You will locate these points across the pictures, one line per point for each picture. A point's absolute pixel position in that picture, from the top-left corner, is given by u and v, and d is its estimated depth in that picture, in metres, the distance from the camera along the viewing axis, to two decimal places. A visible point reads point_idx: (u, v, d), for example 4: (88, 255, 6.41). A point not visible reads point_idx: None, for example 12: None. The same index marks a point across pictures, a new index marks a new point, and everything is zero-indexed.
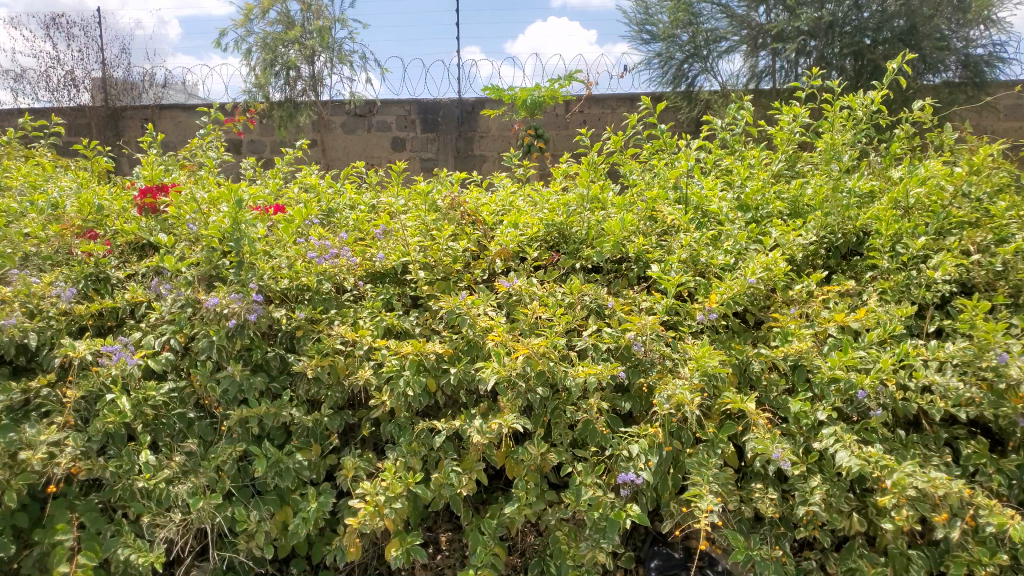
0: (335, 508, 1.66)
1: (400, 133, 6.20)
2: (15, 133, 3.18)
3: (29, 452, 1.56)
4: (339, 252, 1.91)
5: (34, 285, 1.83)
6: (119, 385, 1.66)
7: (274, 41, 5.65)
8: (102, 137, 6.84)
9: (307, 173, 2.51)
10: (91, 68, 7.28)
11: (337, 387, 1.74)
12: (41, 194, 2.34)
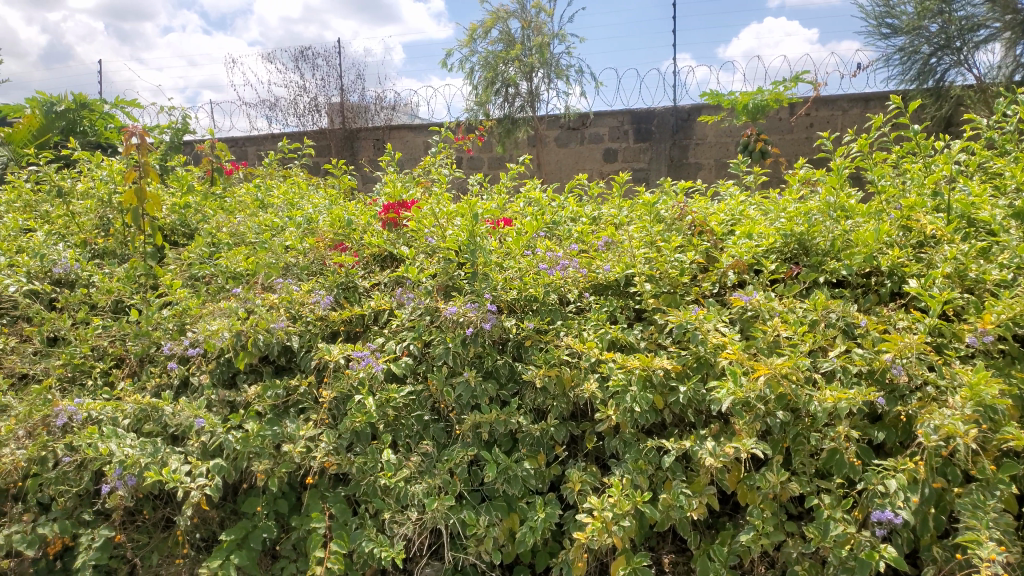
0: (562, 520, 1.66)
1: (613, 143, 6.20)
2: (276, 157, 3.57)
3: (291, 445, 1.74)
4: (568, 263, 1.94)
5: (296, 293, 2.03)
6: (367, 386, 1.80)
7: (496, 59, 5.83)
8: (341, 156, 7.51)
9: (531, 188, 2.56)
10: (331, 94, 8.03)
11: (564, 397, 1.73)
12: (298, 210, 2.60)
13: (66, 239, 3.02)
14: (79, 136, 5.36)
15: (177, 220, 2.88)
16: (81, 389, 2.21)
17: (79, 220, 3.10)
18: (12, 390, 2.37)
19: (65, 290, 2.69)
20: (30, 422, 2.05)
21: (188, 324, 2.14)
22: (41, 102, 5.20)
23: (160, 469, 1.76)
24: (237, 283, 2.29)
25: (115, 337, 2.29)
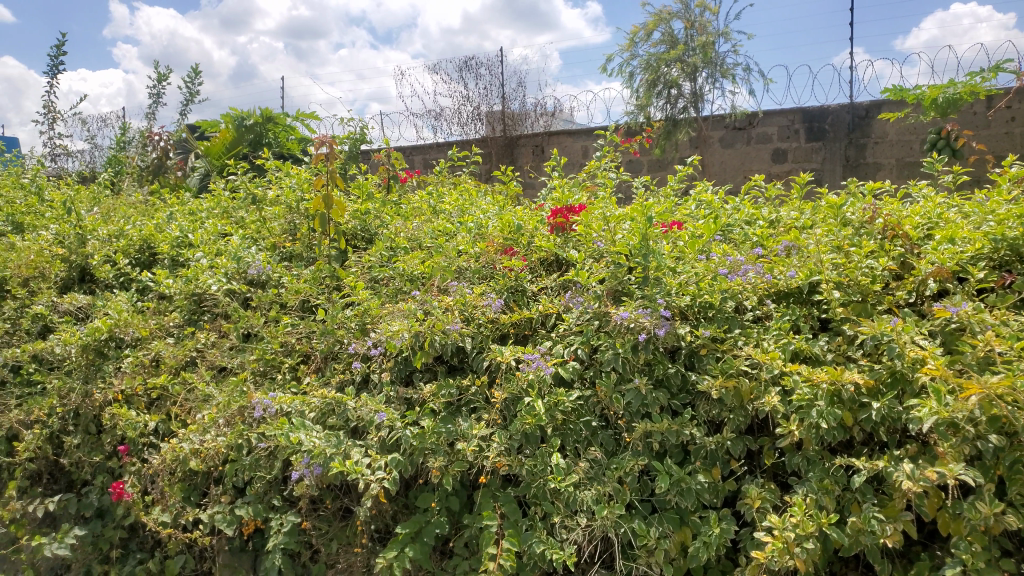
0: (738, 538, 1.59)
1: (782, 143, 5.92)
2: (447, 165, 3.70)
3: (464, 444, 1.78)
4: (751, 269, 1.87)
5: (469, 295, 2.08)
6: (536, 389, 1.80)
7: (658, 61, 5.79)
8: (501, 163, 7.65)
9: (703, 191, 2.49)
10: (493, 102, 8.21)
11: (741, 410, 1.66)
12: (469, 216, 2.68)
13: (258, 242, 3.29)
14: (265, 148, 5.78)
15: (358, 225, 3.04)
16: (273, 381, 2.40)
17: (270, 225, 3.36)
18: (215, 381, 2.63)
19: (259, 289, 2.93)
20: (230, 411, 2.26)
21: (368, 323, 2.26)
22: (234, 117, 5.72)
23: (344, 460, 1.86)
24: (414, 285, 2.39)
25: (302, 334, 2.45)
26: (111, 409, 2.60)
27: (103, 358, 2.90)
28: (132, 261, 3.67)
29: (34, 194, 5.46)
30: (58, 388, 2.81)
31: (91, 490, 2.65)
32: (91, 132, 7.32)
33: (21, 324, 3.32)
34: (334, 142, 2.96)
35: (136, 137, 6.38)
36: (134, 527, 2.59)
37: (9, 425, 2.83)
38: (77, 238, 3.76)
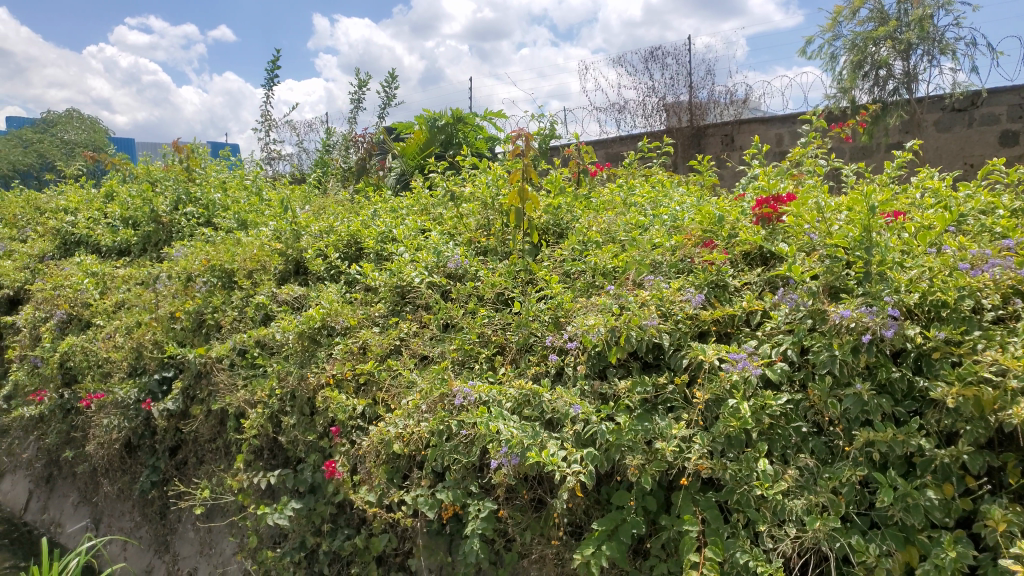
0: (977, 563, 1.42)
1: (1011, 125, 5.28)
2: (638, 156, 3.65)
3: (664, 443, 1.73)
4: (998, 263, 1.67)
5: (668, 291, 2.03)
6: (741, 390, 1.72)
7: (865, 41, 5.53)
8: (688, 154, 7.44)
9: (927, 177, 2.27)
10: (680, 92, 8.03)
11: (981, 421, 1.48)
12: (664, 208, 2.62)
13: (455, 237, 3.42)
14: (454, 148, 5.98)
15: (550, 219, 3.08)
16: (471, 371, 2.47)
17: (466, 221, 3.49)
18: (417, 369, 2.77)
19: (457, 283, 3.08)
20: (433, 398, 2.37)
21: (562, 317, 2.28)
22: (427, 118, 5.98)
23: (540, 453, 1.87)
24: (607, 279, 2.37)
25: (498, 327, 2.54)
26: (324, 392, 2.80)
27: (316, 345, 3.12)
28: (341, 255, 3.94)
29: (256, 195, 6.02)
30: (278, 371, 3.07)
31: (306, 467, 2.87)
32: (301, 136, 7.97)
33: (247, 312, 3.67)
34: (529, 135, 3.11)
35: (341, 141, 6.86)
36: (343, 504, 2.78)
37: (237, 403, 3.13)
38: (294, 234, 4.11)
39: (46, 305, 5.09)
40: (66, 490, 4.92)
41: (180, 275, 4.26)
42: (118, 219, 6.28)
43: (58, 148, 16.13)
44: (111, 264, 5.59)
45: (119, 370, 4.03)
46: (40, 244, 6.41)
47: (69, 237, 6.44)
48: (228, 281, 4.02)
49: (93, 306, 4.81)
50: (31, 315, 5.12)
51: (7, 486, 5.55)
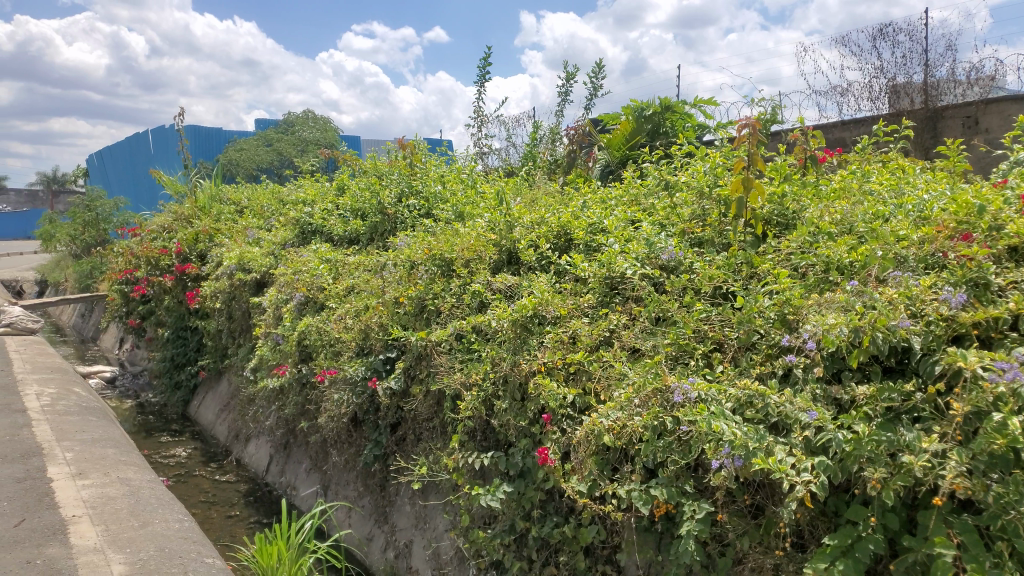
0: None
1: None
2: (871, 141, 3.38)
3: (912, 457, 1.58)
4: None
5: (918, 289, 1.86)
6: (1008, 404, 1.53)
7: None
8: (922, 140, 6.72)
9: None
10: (913, 72, 7.33)
11: None
12: (909, 197, 2.42)
13: (667, 228, 3.35)
14: (662, 136, 5.96)
15: (776, 209, 2.94)
16: (685, 366, 2.41)
17: (680, 211, 3.40)
18: (628, 362, 2.74)
19: (671, 275, 3.01)
20: (647, 392, 2.34)
21: (790, 315, 2.16)
22: (634, 109, 5.98)
23: (766, 458, 1.79)
24: (843, 274, 2.23)
25: (717, 322, 2.47)
26: (536, 379, 2.86)
27: (528, 332, 3.18)
28: (551, 246, 4.01)
29: (471, 188, 6.30)
30: (492, 356, 3.17)
31: (516, 451, 2.95)
32: (511, 132, 8.22)
33: (465, 298, 3.84)
34: (756, 121, 2.94)
35: (549, 134, 7.00)
36: (551, 491, 2.82)
37: (454, 385, 3.28)
38: (507, 225, 4.23)
39: (288, 288, 5.64)
40: (299, 457, 5.44)
41: (403, 263, 4.54)
42: (348, 210, 6.83)
43: (296, 145, 17.49)
44: (342, 251, 6.08)
45: (348, 350, 4.38)
46: (283, 233, 7.11)
47: (307, 227, 7.09)
48: (446, 269, 4.21)
49: (326, 289, 5.25)
50: (275, 296, 5.70)
51: (252, 450, 6.23)
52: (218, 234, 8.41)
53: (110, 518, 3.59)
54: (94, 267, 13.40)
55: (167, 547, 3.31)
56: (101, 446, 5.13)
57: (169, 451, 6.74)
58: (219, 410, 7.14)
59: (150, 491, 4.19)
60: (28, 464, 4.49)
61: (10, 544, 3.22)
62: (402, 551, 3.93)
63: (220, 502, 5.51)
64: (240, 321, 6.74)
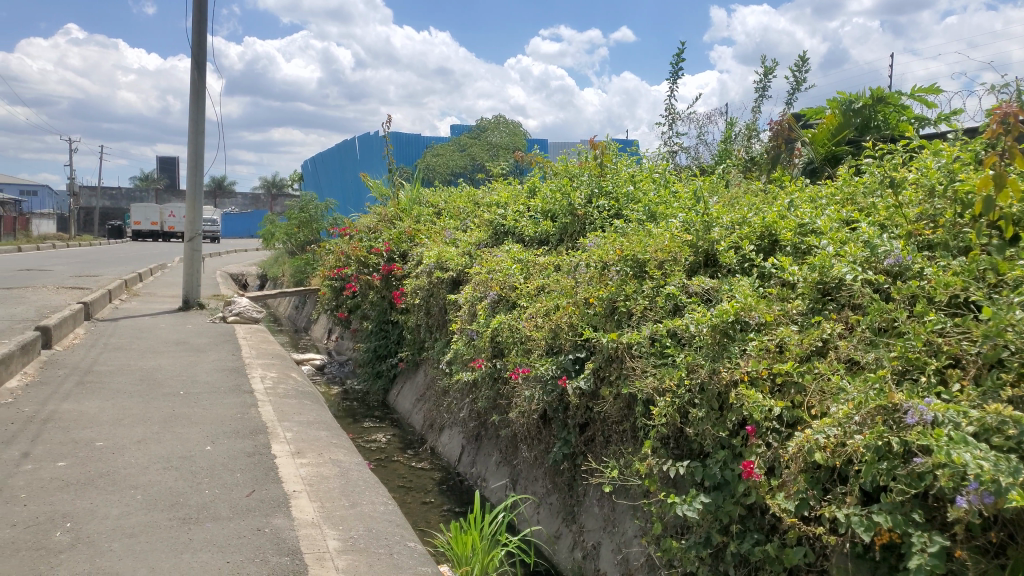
0: None
1: None
2: None
3: None
4: None
5: None
6: None
7: None
8: None
9: None
10: None
11: None
12: None
13: (889, 230, 3.10)
14: (873, 131, 5.53)
15: None
16: (914, 383, 2.25)
17: (905, 211, 3.11)
18: (846, 375, 2.57)
19: (898, 281, 2.78)
20: (868, 410, 2.18)
21: None
22: (842, 102, 5.61)
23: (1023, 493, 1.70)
24: None
25: (956, 335, 2.28)
26: (739, 389, 2.71)
27: (728, 339, 3.03)
28: (755, 248, 3.83)
29: (665, 187, 6.17)
30: (687, 362, 3.06)
31: (713, 462, 2.82)
32: (705, 131, 7.99)
33: (658, 301, 3.73)
34: (1014, 111, 2.61)
35: (746, 131, 6.71)
36: (752, 506, 2.67)
37: (647, 390, 3.20)
38: (705, 225, 4.07)
39: (482, 287, 5.80)
40: (489, 450, 5.58)
41: (595, 263, 4.52)
42: (539, 211, 6.93)
43: (487, 150, 17.93)
44: (534, 252, 6.18)
45: (539, 348, 4.43)
46: (478, 234, 7.38)
47: (501, 228, 7.28)
48: (639, 271, 4.12)
49: (519, 288, 5.34)
50: (470, 294, 5.89)
51: (445, 439, 6.48)
52: (418, 235, 8.86)
53: (325, 496, 3.87)
54: (308, 263, 14.61)
55: (374, 528, 3.50)
56: (316, 429, 5.56)
57: (371, 436, 7.17)
58: (417, 399, 7.50)
59: (358, 473, 4.48)
60: (256, 440, 4.96)
61: (243, 511, 3.55)
62: (590, 552, 3.90)
63: (416, 488, 5.79)
64: (437, 317, 7.05)
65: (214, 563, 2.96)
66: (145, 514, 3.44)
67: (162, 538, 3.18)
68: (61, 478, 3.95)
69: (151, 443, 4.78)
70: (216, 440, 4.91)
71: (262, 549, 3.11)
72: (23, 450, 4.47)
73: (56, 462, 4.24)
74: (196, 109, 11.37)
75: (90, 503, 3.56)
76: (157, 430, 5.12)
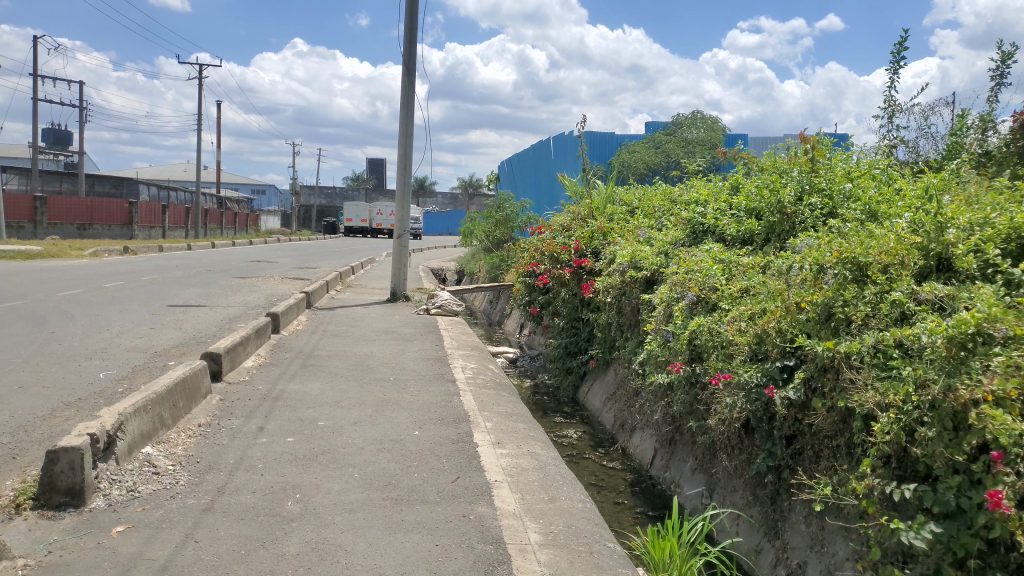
0: None
1: None
2: None
3: None
4: None
5: None
6: None
7: None
8: None
9: None
10: None
11: None
12: None
13: None
14: None
15: None
16: None
17: None
18: None
19: None
20: None
21: None
22: None
23: None
24: None
25: None
26: (981, 408, 2.47)
27: (967, 353, 2.73)
28: (1000, 251, 3.49)
29: (887, 184, 5.68)
30: (917, 376, 2.80)
31: (945, 487, 2.55)
32: (930, 123, 7.30)
33: (882, 307, 3.45)
34: None
35: (984, 122, 6.04)
36: (994, 541, 2.39)
37: (868, 404, 2.96)
38: (938, 226, 3.70)
39: (680, 287, 5.64)
40: (684, 455, 5.43)
41: (809, 265, 4.24)
42: (742, 210, 6.66)
43: (683, 147, 17.57)
44: (737, 252, 5.93)
45: (742, 354, 4.26)
46: (676, 233, 7.21)
47: (700, 226, 7.07)
48: (859, 275, 3.79)
49: (720, 289, 5.14)
50: (666, 295, 5.76)
51: (637, 441, 6.39)
52: (612, 233, 8.82)
53: (525, 488, 3.95)
54: (502, 260, 15.06)
55: (574, 525, 3.52)
56: (513, 421, 5.71)
57: (562, 432, 7.24)
58: (607, 399, 7.47)
59: (555, 468, 4.53)
60: (459, 429, 5.17)
61: (449, 497, 3.71)
62: (795, 571, 3.69)
63: (608, 488, 5.77)
64: (629, 316, 6.95)
65: (424, 545, 3.11)
66: (363, 492, 3.69)
67: (377, 516, 3.39)
68: (291, 452, 4.34)
69: (366, 425, 5.14)
70: (423, 426, 5.17)
71: (467, 535, 3.23)
72: (259, 425, 4.97)
73: (286, 437, 4.67)
74: (406, 113, 12.09)
75: (315, 477, 3.88)
76: (370, 413, 5.49)
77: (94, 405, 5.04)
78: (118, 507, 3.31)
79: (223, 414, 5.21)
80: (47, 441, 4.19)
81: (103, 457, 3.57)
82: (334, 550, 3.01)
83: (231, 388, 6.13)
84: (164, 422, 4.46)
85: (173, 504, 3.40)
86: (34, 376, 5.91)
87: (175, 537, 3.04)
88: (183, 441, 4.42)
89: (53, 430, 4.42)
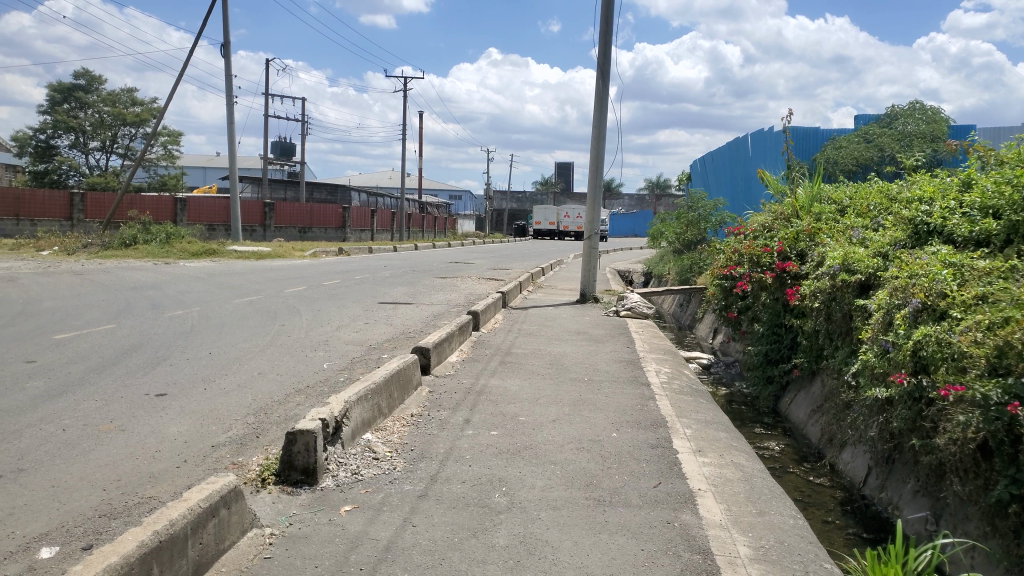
0: None
1: None
2: None
3: None
4: None
5: None
6: None
7: None
8: None
9: None
10: None
11: None
12: None
13: None
14: None
15: None
16: None
17: None
18: None
19: None
20: None
21: None
22: None
23: None
24: None
25: None
26: None
27: None
28: None
29: None
30: None
31: None
32: None
33: None
34: None
35: None
36: None
37: None
38: None
39: (902, 293, 5.14)
40: (904, 476, 4.97)
41: None
42: (976, 208, 5.98)
43: (898, 138, 15.97)
44: (970, 255, 5.34)
45: (979, 368, 3.85)
46: (896, 234, 6.62)
47: (923, 226, 6.44)
48: None
49: (950, 296, 4.66)
50: (886, 301, 5.29)
51: (847, 457, 5.94)
52: (820, 234, 8.29)
53: (731, 500, 3.80)
54: (694, 262, 14.67)
55: (787, 542, 3.34)
56: (714, 428, 5.51)
57: (763, 444, 6.89)
58: (813, 411, 7.01)
59: (762, 481, 4.30)
60: (658, 433, 5.08)
61: (652, 501, 3.65)
62: None
63: (815, 505, 5.41)
64: (840, 323, 6.46)
65: (630, 548, 3.09)
66: (566, 490, 3.74)
67: (581, 515, 3.41)
68: (495, 445, 4.48)
69: (564, 423, 5.19)
70: (621, 428, 5.15)
71: (674, 543, 3.16)
72: (465, 417, 5.18)
73: (490, 431, 4.83)
74: (601, 115, 12.11)
75: (519, 472, 3.98)
76: (568, 411, 5.55)
77: (321, 392, 5.50)
78: (345, 488, 3.59)
79: (432, 405, 5.50)
80: (283, 423, 4.62)
81: (332, 441, 3.88)
82: (542, 545, 3.06)
83: (439, 381, 6.45)
84: (381, 411, 4.78)
85: (392, 489, 3.63)
86: (270, 364, 6.56)
87: (395, 520, 3.24)
88: (398, 429, 4.70)
89: (287, 413, 4.88)
